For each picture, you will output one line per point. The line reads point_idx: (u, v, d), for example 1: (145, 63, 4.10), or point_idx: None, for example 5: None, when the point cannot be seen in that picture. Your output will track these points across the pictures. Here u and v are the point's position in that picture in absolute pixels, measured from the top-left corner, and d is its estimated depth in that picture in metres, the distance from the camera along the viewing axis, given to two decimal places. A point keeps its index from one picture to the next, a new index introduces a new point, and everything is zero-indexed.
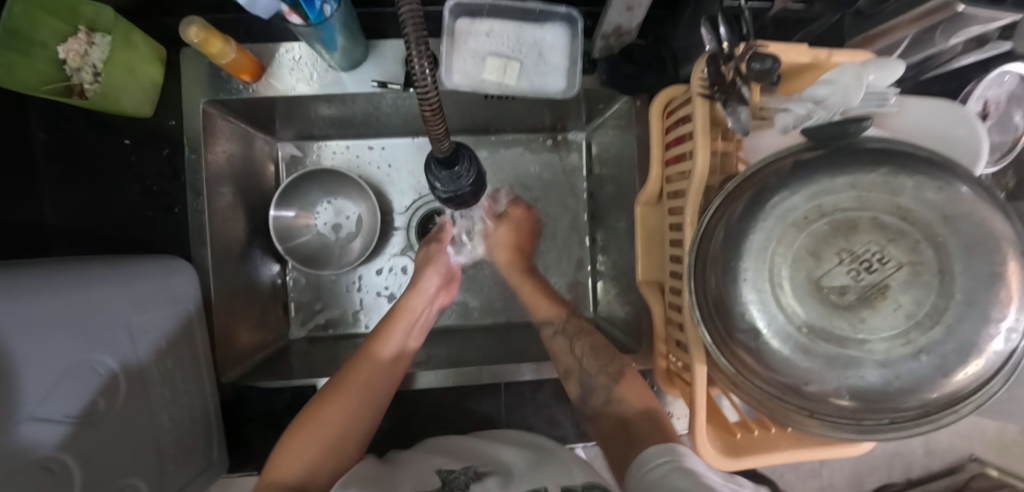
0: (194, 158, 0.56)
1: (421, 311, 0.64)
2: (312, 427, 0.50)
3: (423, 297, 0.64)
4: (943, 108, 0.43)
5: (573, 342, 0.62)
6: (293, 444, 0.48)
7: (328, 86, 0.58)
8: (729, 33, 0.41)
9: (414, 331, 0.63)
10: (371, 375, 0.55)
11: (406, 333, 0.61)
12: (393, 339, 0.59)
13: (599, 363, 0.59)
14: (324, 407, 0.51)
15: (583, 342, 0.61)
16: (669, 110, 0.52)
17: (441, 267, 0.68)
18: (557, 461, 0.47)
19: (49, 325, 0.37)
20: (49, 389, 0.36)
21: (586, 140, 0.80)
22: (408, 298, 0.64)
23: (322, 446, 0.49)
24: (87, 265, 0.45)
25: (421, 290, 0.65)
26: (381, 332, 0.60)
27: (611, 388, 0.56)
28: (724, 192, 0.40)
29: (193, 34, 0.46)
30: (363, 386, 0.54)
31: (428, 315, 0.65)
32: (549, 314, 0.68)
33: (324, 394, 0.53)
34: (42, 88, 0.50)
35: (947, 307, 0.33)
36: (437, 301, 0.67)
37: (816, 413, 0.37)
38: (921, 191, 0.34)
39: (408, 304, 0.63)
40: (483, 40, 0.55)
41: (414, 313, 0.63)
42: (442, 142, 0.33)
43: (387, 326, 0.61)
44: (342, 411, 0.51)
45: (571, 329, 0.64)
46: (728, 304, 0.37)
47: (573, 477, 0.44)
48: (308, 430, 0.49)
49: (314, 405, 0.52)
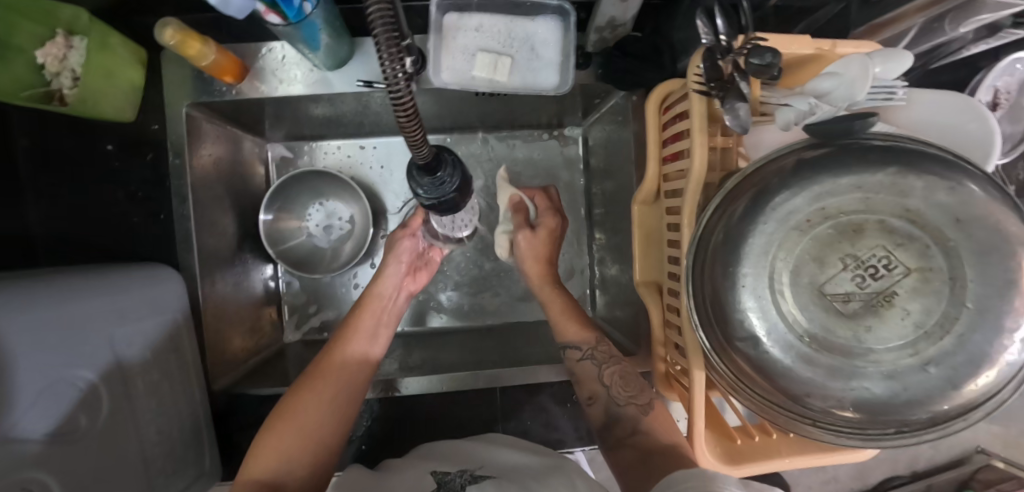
0: (177, 162, 0.54)
1: (389, 300, 0.62)
2: (285, 422, 0.48)
3: (390, 285, 0.63)
4: (954, 101, 0.41)
5: (601, 369, 0.55)
6: (266, 443, 0.46)
7: (315, 85, 0.56)
8: (726, 26, 0.39)
9: (385, 323, 0.61)
10: (342, 369, 0.54)
11: (376, 325, 0.59)
12: (364, 327, 0.58)
13: (628, 392, 0.53)
14: (295, 401, 0.49)
15: (612, 370, 0.55)
16: (666, 105, 0.50)
17: (404, 253, 0.64)
18: (563, 471, 0.43)
19: (26, 341, 0.37)
20: (26, 408, 0.35)
21: (583, 135, 0.78)
22: (375, 287, 0.63)
23: (297, 441, 0.47)
24: (61, 280, 0.43)
25: (387, 278, 0.63)
26: (348, 325, 0.58)
27: (640, 418, 0.51)
28: (724, 190, 0.38)
29: (169, 36, 0.45)
30: (334, 376, 0.53)
31: (396, 304, 0.63)
32: (577, 338, 0.59)
33: (294, 390, 0.51)
34: (22, 94, 0.48)
35: (958, 316, 0.31)
36: (405, 289, 0.65)
37: (817, 421, 0.35)
38: (931, 192, 0.32)
39: (375, 293, 0.62)
40: (472, 36, 0.53)
41: (382, 302, 0.62)
42: (421, 149, 0.32)
43: (355, 318, 0.59)
44: (314, 402, 0.50)
45: (599, 354, 0.57)
46: (727, 311, 0.36)
47: (560, 479, 0.42)
48: (281, 426, 0.48)
49: (284, 402, 0.50)
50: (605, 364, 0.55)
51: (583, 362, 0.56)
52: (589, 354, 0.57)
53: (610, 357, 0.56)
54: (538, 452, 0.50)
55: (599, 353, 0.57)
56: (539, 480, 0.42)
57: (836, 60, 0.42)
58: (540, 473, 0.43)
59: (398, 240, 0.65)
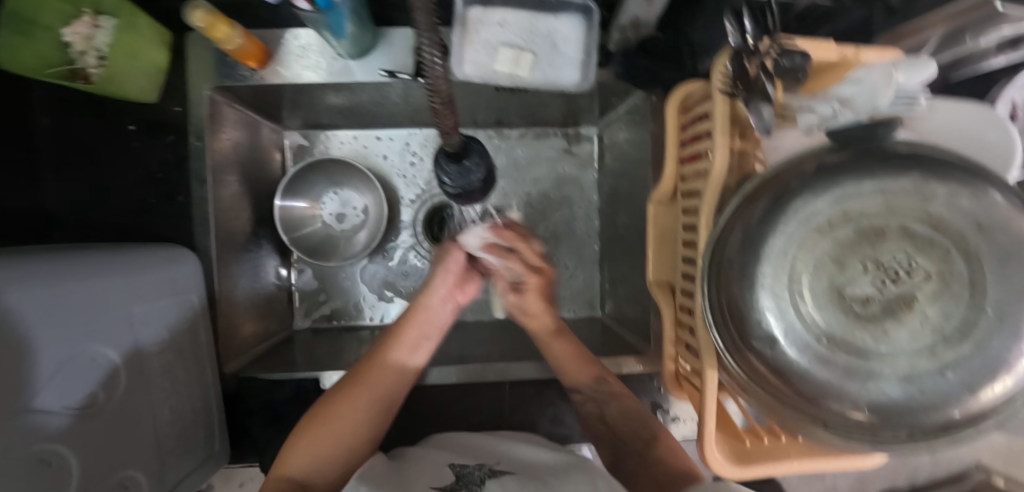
0: (199, 146, 0.55)
1: (434, 314, 0.57)
2: (324, 425, 0.48)
3: (438, 297, 0.57)
4: (970, 110, 0.41)
5: (604, 409, 0.54)
6: (303, 441, 0.47)
7: (336, 74, 0.56)
8: (754, 27, 0.39)
9: (429, 336, 0.56)
10: (383, 381, 0.51)
11: (418, 339, 0.55)
12: (404, 343, 0.54)
13: (633, 427, 0.53)
14: (335, 407, 0.49)
15: (614, 410, 0.54)
16: (686, 106, 0.51)
17: (452, 267, 0.57)
18: (588, 472, 0.42)
19: (47, 316, 0.37)
20: (47, 380, 0.36)
21: (598, 135, 0.78)
22: (422, 300, 0.57)
23: (331, 444, 0.47)
24: (84, 257, 0.44)
25: (433, 290, 0.57)
26: (391, 335, 0.55)
27: (647, 450, 0.52)
28: (742, 192, 0.38)
29: (198, 18, 0.45)
30: (376, 389, 0.51)
31: (444, 316, 0.57)
32: (578, 379, 0.55)
33: (336, 393, 0.51)
34: (45, 72, 0.49)
35: (977, 321, 0.32)
36: (452, 301, 0.58)
37: (829, 424, 0.35)
38: (954, 198, 0.32)
39: (421, 305, 0.57)
40: (495, 30, 0.54)
41: (428, 315, 0.56)
42: (452, 137, 0.32)
43: (399, 327, 0.55)
44: (349, 413, 0.49)
45: (602, 394, 0.55)
46: (743, 311, 0.36)
47: (579, 478, 0.41)
48: (319, 428, 0.48)
49: (326, 404, 0.50)
50: (607, 404, 0.54)
51: (586, 403, 0.55)
52: (592, 396, 0.55)
53: (612, 395, 0.55)
54: (549, 447, 0.50)
55: (605, 392, 0.55)
56: (566, 482, 0.40)
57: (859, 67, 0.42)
58: (558, 472, 0.43)
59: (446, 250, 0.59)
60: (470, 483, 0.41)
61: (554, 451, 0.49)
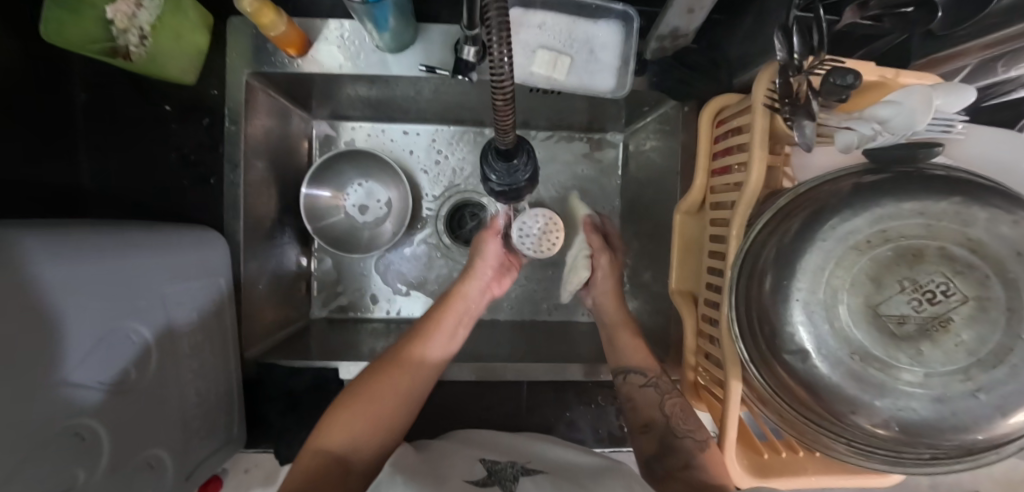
0: (233, 129, 0.55)
1: (473, 301, 0.61)
2: (363, 400, 0.48)
3: (476, 288, 0.62)
4: (1005, 138, 0.42)
5: (664, 398, 0.55)
6: (341, 416, 0.46)
7: (372, 67, 0.57)
8: (800, 44, 0.38)
9: (464, 322, 0.60)
10: (421, 360, 0.52)
11: (456, 324, 0.59)
12: (445, 326, 0.57)
13: (685, 424, 0.52)
14: (377, 383, 0.49)
15: (674, 401, 0.54)
16: (719, 118, 0.51)
17: (491, 256, 0.64)
18: (623, 475, 0.42)
19: (88, 290, 0.37)
20: (83, 354, 0.36)
21: (624, 142, 0.79)
22: (462, 287, 0.62)
23: (370, 420, 0.47)
24: (123, 232, 0.44)
25: (472, 279, 0.62)
26: (433, 317, 0.58)
27: (695, 452, 0.50)
28: (776, 207, 0.40)
29: (247, 4, 0.46)
30: (413, 368, 0.52)
31: (480, 305, 0.62)
32: (641, 363, 0.58)
33: (376, 370, 0.51)
34: (88, 48, 0.50)
35: (1012, 347, 0.32)
36: (489, 293, 0.64)
37: (852, 441, 0.37)
38: (994, 224, 0.32)
39: (462, 292, 0.61)
40: (535, 33, 0.54)
41: (465, 303, 0.61)
42: (508, 135, 0.32)
43: (438, 313, 0.59)
44: (391, 391, 0.49)
45: (664, 384, 0.56)
46: (777, 324, 0.37)
47: (615, 480, 0.41)
48: (359, 402, 0.47)
49: (363, 380, 0.50)
50: (668, 394, 0.55)
51: (647, 388, 0.56)
52: (653, 382, 0.56)
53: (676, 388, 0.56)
54: (587, 451, 0.50)
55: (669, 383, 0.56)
56: (598, 482, 0.40)
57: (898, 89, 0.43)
58: (593, 473, 0.42)
59: (483, 243, 0.65)
60: (503, 478, 0.41)
61: (591, 455, 0.48)
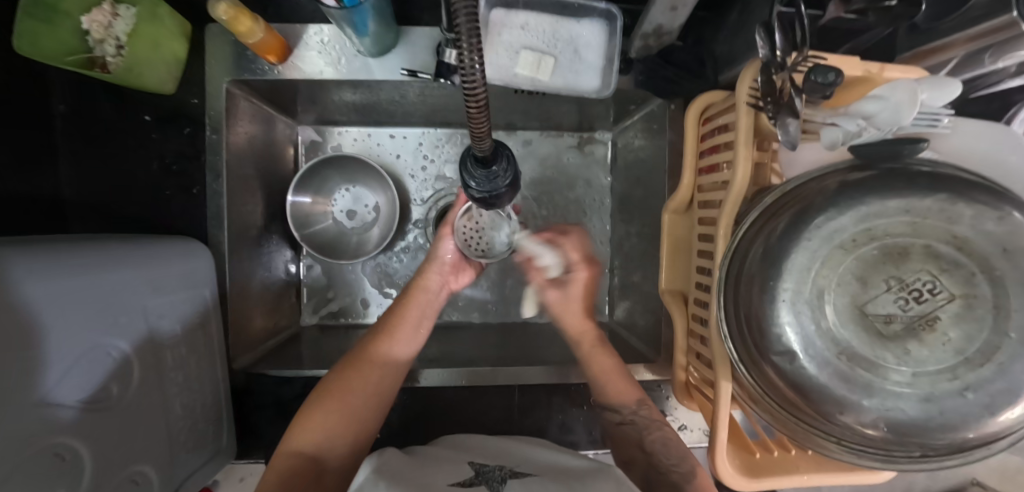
0: (214, 138, 0.54)
1: (433, 295, 0.62)
2: (334, 398, 0.49)
3: (436, 280, 0.63)
4: (990, 132, 0.42)
5: (644, 433, 0.52)
6: (313, 416, 0.48)
7: (355, 72, 0.56)
8: (783, 42, 0.39)
9: (427, 315, 0.61)
10: (388, 357, 0.54)
11: (419, 318, 0.59)
12: (407, 322, 0.58)
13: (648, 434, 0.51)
14: (345, 381, 0.51)
15: (655, 437, 0.52)
16: (705, 116, 0.51)
17: (447, 254, 0.64)
18: (611, 476, 0.42)
19: (69, 306, 0.37)
20: (64, 372, 0.35)
21: (612, 141, 0.78)
22: (422, 279, 0.63)
23: (343, 418, 0.48)
24: (103, 245, 0.43)
25: (431, 273, 0.63)
26: (395, 313, 0.59)
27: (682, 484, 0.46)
28: (761, 207, 0.39)
29: (222, 11, 0.45)
30: (383, 362, 0.53)
31: (440, 297, 0.63)
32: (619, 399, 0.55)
33: (343, 367, 0.52)
34: (65, 59, 0.49)
35: (999, 345, 0.32)
36: (447, 286, 0.65)
37: (841, 440, 0.37)
38: (980, 221, 0.32)
39: (421, 285, 0.62)
40: (518, 33, 0.54)
41: (426, 296, 0.62)
42: (483, 142, 0.30)
43: (401, 308, 0.60)
44: (360, 388, 0.51)
45: (643, 420, 0.54)
46: (764, 324, 0.36)
47: (605, 481, 0.40)
48: (329, 400, 0.49)
49: (333, 377, 0.51)
50: (646, 430, 0.53)
51: (624, 425, 0.54)
52: (632, 417, 0.54)
53: (654, 421, 0.54)
54: (575, 454, 0.49)
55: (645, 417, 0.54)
56: (584, 483, 0.40)
57: (884, 84, 0.42)
58: (582, 475, 0.42)
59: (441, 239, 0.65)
60: (489, 479, 0.41)
61: (580, 457, 0.48)
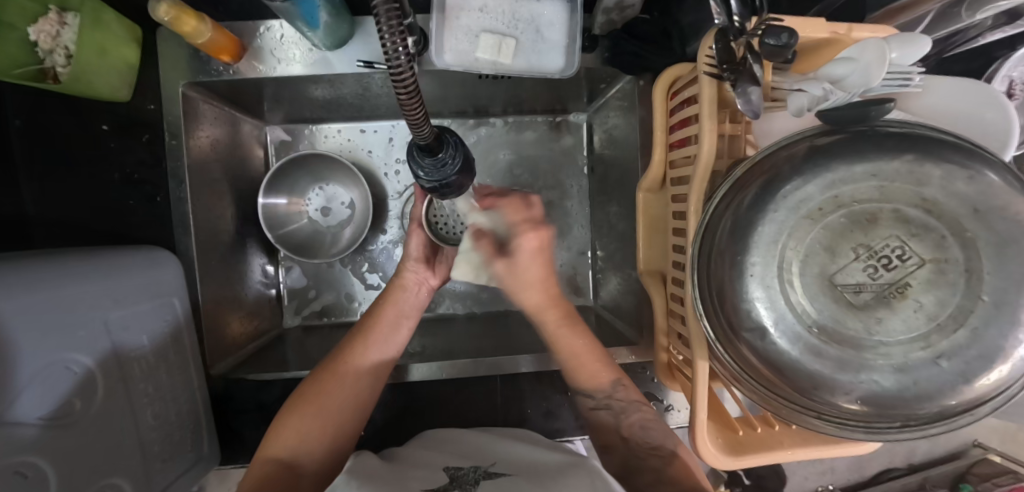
0: (174, 144, 0.53)
1: (412, 293, 0.60)
2: (310, 405, 0.48)
3: (414, 278, 0.60)
4: (968, 88, 0.40)
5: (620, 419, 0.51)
6: (290, 422, 0.47)
7: (314, 66, 0.54)
8: (740, 7, 0.36)
9: (407, 315, 0.58)
10: (366, 360, 0.52)
11: (398, 319, 0.57)
12: (385, 322, 0.56)
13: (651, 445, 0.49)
14: (323, 386, 0.49)
15: (632, 420, 0.51)
16: (674, 90, 0.49)
17: (416, 250, 0.61)
18: (584, 471, 0.41)
19: (24, 325, 0.36)
20: (22, 391, 0.35)
21: (588, 122, 0.77)
22: (402, 276, 0.60)
23: (319, 422, 0.48)
24: (58, 260, 0.42)
25: (407, 271, 0.61)
26: (374, 314, 0.57)
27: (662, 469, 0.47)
28: (730, 179, 0.36)
29: (164, 12, 0.43)
30: (363, 364, 0.52)
31: (420, 297, 0.60)
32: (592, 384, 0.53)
33: (323, 371, 0.51)
34: (13, 73, 0.47)
35: (973, 309, 0.31)
36: (427, 284, 0.62)
37: (823, 414, 0.35)
38: (949, 181, 0.31)
39: (401, 285, 0.60)
40: (476, 16, 0.52)
41: (405, 294, 0.59)
42: (422, 128, 0.29)
43: (378, 308, 0.58)
44: (338, 393, 0.49)
45: (617, 403, 0.52)
46: (733, 300, 0.35)
47: (577, 479, 0.40)
48: (305, 406, 0.48)
49: (309, 384, 0.50)
50: (624, 414, 0.52)
51: (599, 411, 0.53)
52: (604, 403, 0.53)
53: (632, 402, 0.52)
54: (552, 448, 0.49)
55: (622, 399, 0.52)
56: (559, 481, 0.39)
57: (852, 45, 0.40)
58: (556, 472, 0.42)
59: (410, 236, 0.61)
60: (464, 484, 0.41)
61: (557, 452, 0.47)
